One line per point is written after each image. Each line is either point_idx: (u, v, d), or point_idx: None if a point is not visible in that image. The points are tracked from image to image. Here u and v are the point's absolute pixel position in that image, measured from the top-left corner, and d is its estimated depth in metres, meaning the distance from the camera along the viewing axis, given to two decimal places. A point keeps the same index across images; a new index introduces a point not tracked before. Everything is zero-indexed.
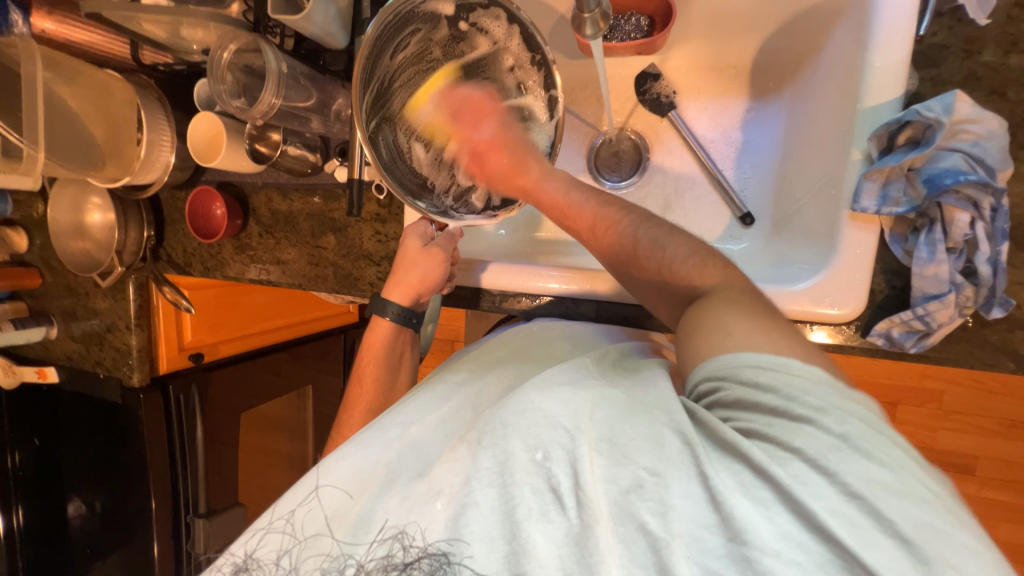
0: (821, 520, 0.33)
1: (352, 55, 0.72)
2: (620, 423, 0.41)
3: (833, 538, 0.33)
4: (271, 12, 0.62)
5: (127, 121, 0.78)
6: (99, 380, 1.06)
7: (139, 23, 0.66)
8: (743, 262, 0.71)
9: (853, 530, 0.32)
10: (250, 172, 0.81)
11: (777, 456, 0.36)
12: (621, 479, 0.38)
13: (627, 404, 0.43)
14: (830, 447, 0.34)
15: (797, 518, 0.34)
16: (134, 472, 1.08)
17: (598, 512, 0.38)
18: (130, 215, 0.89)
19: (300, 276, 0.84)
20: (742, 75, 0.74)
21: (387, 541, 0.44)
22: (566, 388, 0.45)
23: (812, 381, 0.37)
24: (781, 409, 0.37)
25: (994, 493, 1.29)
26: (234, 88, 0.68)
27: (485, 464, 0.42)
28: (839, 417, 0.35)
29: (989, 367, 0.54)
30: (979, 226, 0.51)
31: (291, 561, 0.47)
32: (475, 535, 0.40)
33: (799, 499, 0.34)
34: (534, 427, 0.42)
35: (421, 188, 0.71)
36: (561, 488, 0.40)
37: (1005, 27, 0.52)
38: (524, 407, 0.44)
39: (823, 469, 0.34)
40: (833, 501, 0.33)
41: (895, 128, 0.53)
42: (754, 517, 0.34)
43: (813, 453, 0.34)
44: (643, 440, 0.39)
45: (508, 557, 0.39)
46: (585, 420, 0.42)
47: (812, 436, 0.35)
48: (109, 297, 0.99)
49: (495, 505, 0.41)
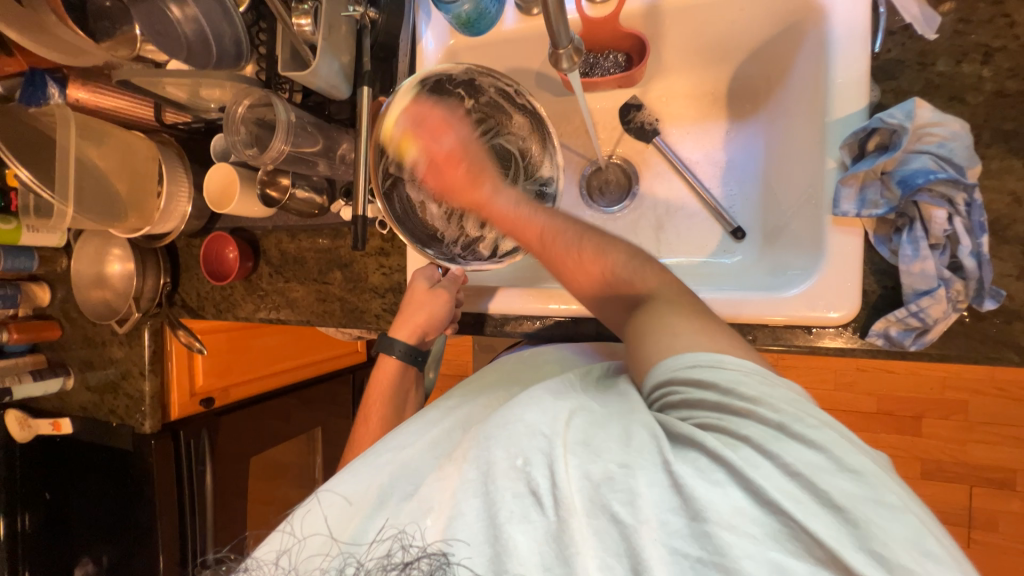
0: (772, 496, 0.34)
1: (354, 103, 0.78)
2: (594, 427, 0.42)
3: (783, 512, 0.33)
4: (281, 69, 0.69)
5: (149, 176, 0.84)
6: (111, 428, 1.07)
7: (163, 87, 0.73)
8: (738, 275, 0.73)
9: (798, 504, 0.33)
10: (262, 217, 0.86)
11: (729, 443, 0.37)
12: (593, 474, 0.38)
13: (602, 412, 0.44)
14: (771, 434, 0.36)
15: (749, 493, 0.35)
16: (142, 523, 1.07)
17: (573, 507, 0.37)
18: (149, 263, 0.93)
19: (308, 312, 0.87)
20: (719, 100, 0.79)
21: (387, 540, 0.43)
22: (546, 398, 0.46)
23: (743, 373, 0.40)
24: (724, 403, 0.39)
25: None
26: (248, 139, 0.74)
27: (469, 475, 0.42)
28: (774, 406, 0.38)
29: (993, 361, 0.54)
30: (958, 221, 0.52)
31: (290, 561, 0.47)
32: (466, 536, 0.40)
33: (750, 476, 0.35)
34: (515, 436, 0.42)
35: (431, 238, 0.75)
36: (540, 490, 0.39)
37: (954, 40, 0.56)
38: (506, 420, 0.44)
39: (765, 451, 0.36)
40: (779, 480, 0.35)
41: (863, 136, 0.56)
42: (712, 497, 0.35)
43: (757, 439, 0.36)
44: (615, 440, 0.40)
45: (493, 559, 0.38)
46: (563, 425, 0.42)
47: (754, 425, 0.37)
48: (124, 345, 1.02)
49: (479, 513, 0.40)
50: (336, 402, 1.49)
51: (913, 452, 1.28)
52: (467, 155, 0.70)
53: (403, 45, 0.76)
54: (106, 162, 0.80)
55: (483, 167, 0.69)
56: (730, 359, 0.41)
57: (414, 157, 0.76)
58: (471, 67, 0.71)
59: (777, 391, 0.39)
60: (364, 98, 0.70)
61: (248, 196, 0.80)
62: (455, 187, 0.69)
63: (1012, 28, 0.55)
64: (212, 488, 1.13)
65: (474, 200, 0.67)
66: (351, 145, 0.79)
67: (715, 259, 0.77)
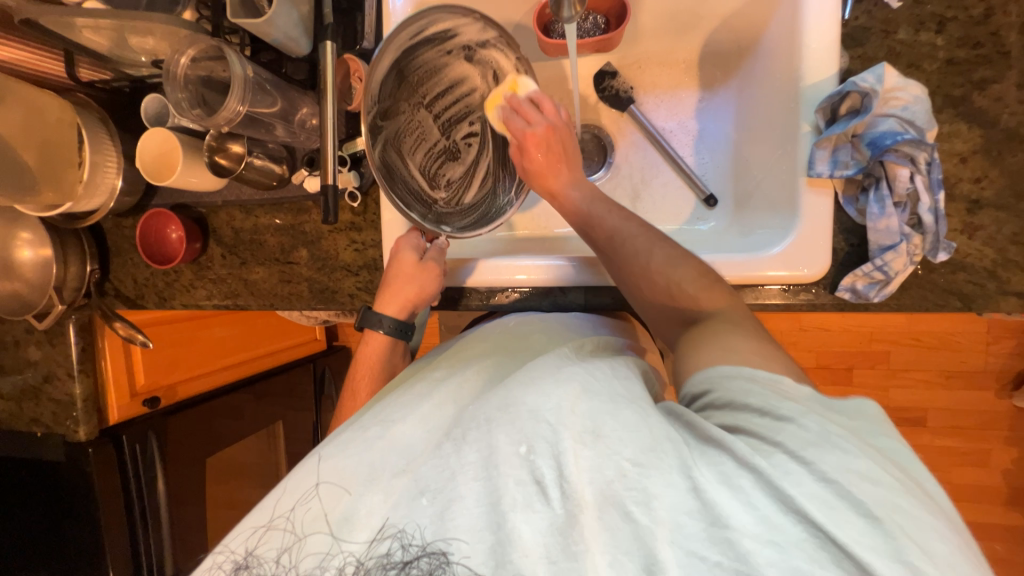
0: (800, 504, 0.35)
1: (314, 62, 0.71)
2: (608, 414, 0.41)
3: (811, 519, 0.35)
4: (230, 16, 0.61)
5: (65, 146, 0.72)
6: (34, 439, 0.93)
7: (80, 32, 0.62)
8: (711, 240, 0.75)
9: (829, 511, 0.34)
10: (209, 190, 0.76)
11: (761, 449, 0.38)
12: (605, 469, 0.39)
13: (612, 396, 0.43)
14: (809, 442, 0.37)
15: (778, 502, 0.36)
16: (82, 540, 0.95)
17: (583, 501, 0.39)
18: (71, 248, 0.81)
19: (271, 296, 0.80)
20: (692, 68, 0.80)
21: (387, 539, 0.42)
22: (550, 380, 0.45)
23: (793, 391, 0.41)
24: (768, 409, 0.40)
25: (945, 441, 1.40)
26: (193, 98, 0.65)
27: (469, 458, 0.42)
28: (802, 412, 0.39)
29: (941, 307, 0.60)
30: (920, 179, 0.57)
31: (291, 559, 0.43)
32: (465, 529, 0.39)
33: (780, 484, 0.36)
34: (518, 421, 0.42)
35: (414, 198, 0.71)
36: (545, 481, 0.40)
37: (913, 9, 0.60)
38: (508, 403, 0.44)
39: (801, 459, 0.36)
40: (811, 486, 0.35)
41: (837, 100, 0.59)
42: (735, 504, 0.36)
43: (792, 445, 0.37)
44: (626, 430, 0.40)
45: (494, 548, 0.39)
46: (569, 413, 0.41)
47: (792, 432, 0.38)
48: (45, 345, 0.89)
49: (480, 498, 0.40)
50: (296, 394, 1.41)
51: None
52: (565, 140, 0.68)
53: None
54: (7, 128, 0.69)
55: (570, 156, 0.69)
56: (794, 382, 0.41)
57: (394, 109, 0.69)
58: (483, 17, 0.64)
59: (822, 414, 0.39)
60: (329, 54, 0.63)
61: (193, 166, 0.71)
62: (536, 171, 0.68)
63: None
64: (167, 497, 1.03)
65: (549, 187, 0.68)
66: (311, 110, 0.72)
67: (691, 226, 0.79)
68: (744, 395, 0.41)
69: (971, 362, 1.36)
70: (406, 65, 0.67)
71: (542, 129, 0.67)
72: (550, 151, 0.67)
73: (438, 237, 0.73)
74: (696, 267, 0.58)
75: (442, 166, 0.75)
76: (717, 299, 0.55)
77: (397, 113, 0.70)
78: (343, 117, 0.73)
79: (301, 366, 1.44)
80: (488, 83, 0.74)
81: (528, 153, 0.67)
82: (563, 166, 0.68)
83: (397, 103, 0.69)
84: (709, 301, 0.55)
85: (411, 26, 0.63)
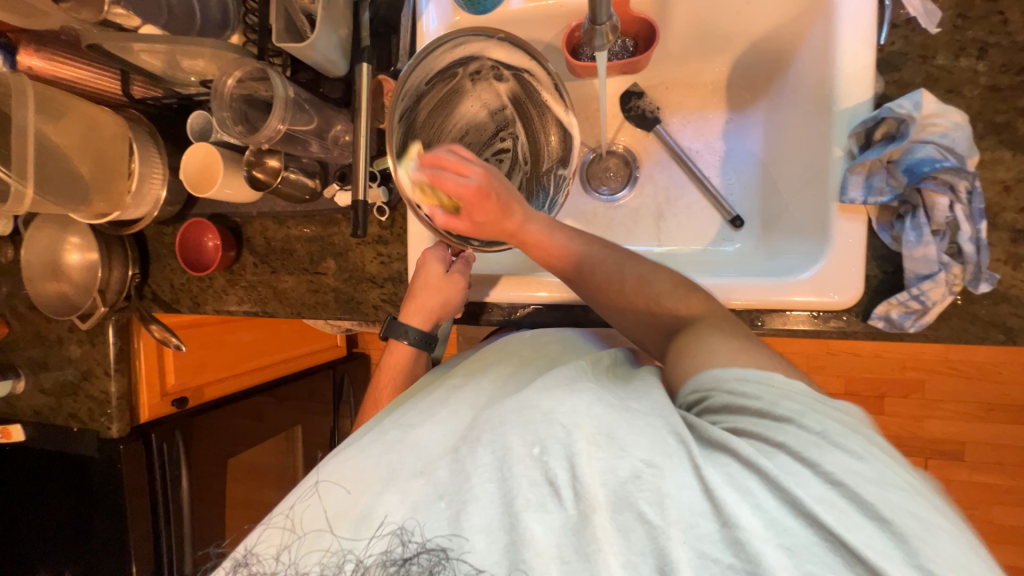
0: (810, 507, 0.35)
1: (350, 82, 0.74)
2: (617, 419, 0.41)
3: (820, 523, 0.34)
4: (275, 40, 0.64)
5: (117, 157, 0.76)
6: (71, 434, 0.97)
7: (137, 54, 0.67)
8: (738, 262, 0.74)
9: (837, 515, 0.35)
10: (245, 201, 0.79)
11: (766, 451, 0.38)
12: (619, 470, 0.38)
13: (621, 403, 0.44)
14: (812, 443, 0.38)
15: (784, 504, 0.36)
16: (109, 534, 0.98)
17: (596, 502, 0.38)
18: (115, 253, 0.85)
19: (298, 304, 0.82)
20: (720, 90, 0.80)
21: (386, 536, 0.42)
22: (565, 389, 0.45)
23: (787, 391, 0.41)
24: (765, 411, 0.41)
25: (985, 478, 1.32)
26: (236, 116, 0.68)
27: (483, 460, 0.42)
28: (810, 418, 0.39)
29: (981, 340, 0.58)
30: (959, 209, 0.55)
31: (291, 557, 0.44)
32: (476, 528, 0.39)
33: (790, 488, 0.36)
34: (531, 424, 0.42)
35: None
36: (558, 481, 0.39)
37: (953, 35, 0.59)
38: (524, 405, 0.44)
39: (806, 461, 0.37)
40: (818, 489, 0.36)
41: (871, 125, 0.58)
42: (742, 505, 0.36)
43: (797, 447, 0.38)
44: (641, 434, 0.40)
45: (508, 547, 0.38)
46: (582, 416, 0.41)
47: (794, 434, 0.38)
48: (85, 343, 0.93)
49: (494, 498, 0.40)
50: (316, 399, 1.43)
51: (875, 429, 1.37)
52: (496, 187, 0.61)
53: (403, 22, 0.73)
54: (65, 138, 0.72)
55: (513, 198, 0.62)
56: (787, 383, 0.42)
57: (426, 125, 0.71)
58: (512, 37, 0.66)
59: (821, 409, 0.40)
60: (364, 75, 0.66)
61: (232, 178, 0.74)
62: (488, 224, 0.62)
63: (1005, 25, 0.58)
64: (190, 496, 1.06)
65: (507, 231, 0.62)
66: (345, 127, 0.75)
67: (716, 247, 0.78)
68: (743, 399, 0.42)
69: (1013, 395, 1.29)
70: (439, 82, 0.69)
71: (464, 194, 0.59)
72: (496, 207, 0.61)
73: (464, 250, 0.74)
74: (670, 279, 0.59)
75: None
76: (691, 302, 0.56)
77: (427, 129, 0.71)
78: (375, 134, 0.75)
79: (321, 372, 1.47)
80: (512, 99, 0.74)
81: (482, 230, 0.63)
82: (515, 206, 0.62)
83: (427, 119, 0.71)
84: (682, 304, 0.57)
85: (440, 47, 0.64)
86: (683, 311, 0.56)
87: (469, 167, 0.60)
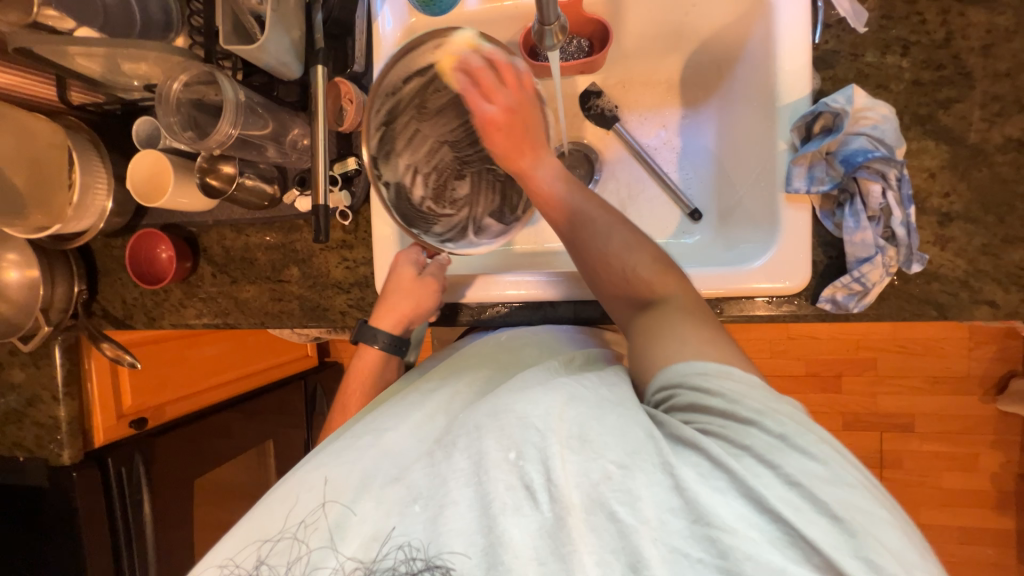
0: (772, 504, 0.36)
1: (306, 85, 0.73)
2: (591, 419, 0.42)
3: (781, 517, 0.36)
4: (223, 43, 0.63)
5: (56, 167, 0.73)
6: (16, 465, 0.91)
7: (72, 58, 0.63)
8: (697, 253, 0.77)
9: (796, 512, 0.36)
10: (199, 210, 0.77)
11: (733, 452, 0.39)
12: (591, 472, 0.39)
13: (597, 401, 0.44)
14: (773, 445, 0.38)
15: (748, 500, 0.37)
16: (64, 568, 0.92)
17: (570, 504, 0.39)
18: (58, 268, 0.80)
19: (261, 313, 0.80)
20: (674, 88, 0.82)
21: (371, 542, 0.42)
22: (538, 388, 0.46)
23: (750, 390, 0.41)
24: (730, 411, 0.41)
25: (934, 446, 1.42)
26: (185, 121, 0.66)
27: (460, 465, 0.43)
28: (777, 418, 0.40)
29: (918, 317, 0.62)
30: (891, 195, 0.59)
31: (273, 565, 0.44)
32: (455, 534, 0.40)
33: (750, 484, 0.37)
34: (508, 428, 0.43)
35: (417, 217, 0.71)
36: (534, 485, 0.40)
37: (879, 34, 0.64)
38: (498, 410, 0.45)
39: (768, 462, 0.38)
40: (780, 489, 0.37)
41: (811, 119, 0.62)
42: (712, 502, 0.37)
43: (760, 449, 0.38)
44: (611, 434, 0.41)
45: (486, 552, 0.39)
46: (556, 419, 0.42)
47: (758, 435, 0.39)
48: (29, 366, 0.87)
49: (472, 503, 0.41)
50: (287, 411, 1.39)
51: (836, 407, 1.45)
52: (526, 119, 0.65)
53: (358, 23, 0.72)
54: None
55: (534, 136, 0.65)
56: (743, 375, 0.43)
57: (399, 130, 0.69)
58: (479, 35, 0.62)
59: (785, 411, 0.41)
60: (319, 76, 0.65)
61: (183, 186, 0.71)
62: (501, 154, 0.66)
63: (923, 25, 0.62)
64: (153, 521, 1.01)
65: (516, 170, 0.64)
66: (303, 131, 0.73)
67: (677, 239, 0.80)
68: (707, 396, 0.42)
69: (955, 367, 1.39)
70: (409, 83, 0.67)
71: (493, 117, 0.66)
72: (509, 140, 0.65)
73: (438, 253, 0.73)
74: (651, 252, 0.56)
75: (454, 183, 0.75)
76: (665, 280, 0.54)
77: (402, 136, 0.69)
78: (333, 138, 0.74)
79: (291, 383, 1.43)
80: None
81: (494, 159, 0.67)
82: (529, 148, 0.64)
83: (402, 127, 0.69)
84: (655, 279, 0.54)
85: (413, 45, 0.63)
86: (655, 287, 0.54)
87: (499, 92, 0.65)
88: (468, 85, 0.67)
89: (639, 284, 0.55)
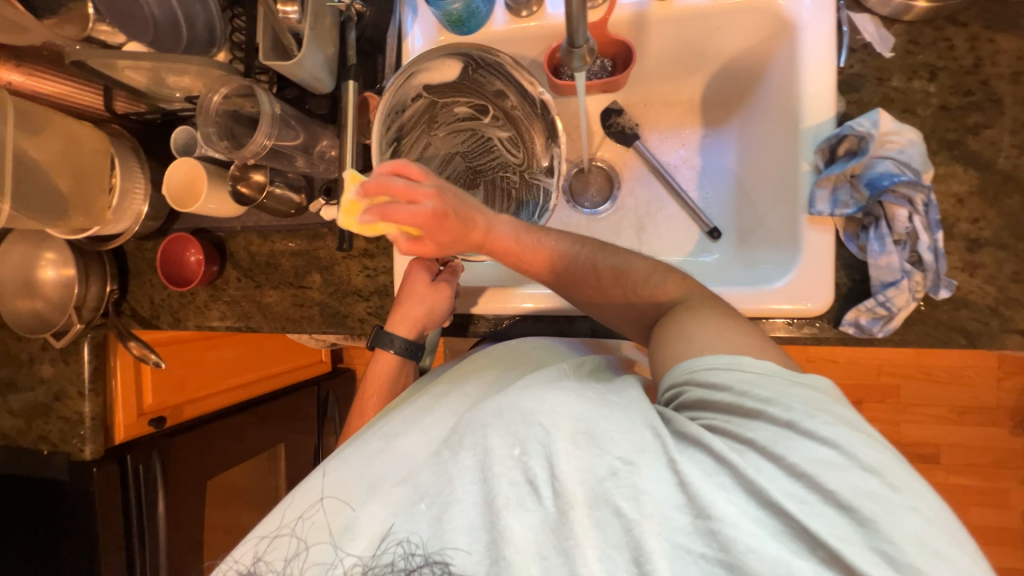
0: (775, 499, 0.36)
1: (337, 99, 0.76)
2: (596, 415, 0.42)
3: (784, 512, 0.35)
4: (262, 59, 0.65)
5: (98, 171, 0.76)
6: (40, 457, 0.93)
7: (121, 71, 0.67)
8: (715, 271, 0.77)
9: (801, 505, 0.35)
10: (229, 216, 0.79)
11: (737, 447, 0.39)
12: (596, 468, 0.39)
13: (598, 399, 0.44)
14: (778, 436, 0.39)
15: (752, 496, 0.37)
16: (78, 563, 0.94)
17: (574, 499, 0.38)
18: (93, 268, 0.83)
19: (282, 318, 0.81)
20: (694, 108, 0.83)
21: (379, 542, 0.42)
22: (542, 387, 0.46)
23: (757, 375, 0.42)
24: (737, 404, 0.42)
25: (960, 479, 1.36)
26: (220, 131, 0.68)
27: (465, 463, 0.42)
28: (787, 405, 0.40)
29: (946, 344, 0.61)
30: (917, 220, 0.59)
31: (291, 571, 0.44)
32: (458, 530, 0.40)
33: (753, 479, 0.37)
34: (512, 424, 0.42)
35: None
36: (537, 480, 0.40)
37: (906, 59, 0.64)
38: (503, 407, 0.44)
39: (772, 455, 0.38)
40: (783, 483, 0.37)
41: (835, 141, 0.62)
42: (715, 497, 0.36)
43: (763, 441, 0.38)
44: (617, 430, 0.40)
45: (489, 546, 0.39)
46: (560, 415, 0.42)
47: (763, 427, 0.39)
48: (59, 362, 0.90)
49: (477, 499, 0.41)
50: (300, 416, 1.41)
51: None
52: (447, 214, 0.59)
53: (389, 41, 0.75)
54: (43, 153, 0.71)
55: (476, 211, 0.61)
56: (754, 364, 0.43)
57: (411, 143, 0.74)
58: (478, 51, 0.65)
59: (792, 391, 0.41)
60: (350, 91, 0.67)
61: (216, 193, 0.74)
62: (443, 247, 0.62)
63: (951, 50, 0.62)
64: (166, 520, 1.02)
65: (474, 242, 0.62)
66: (331, 142, 0.75)
67: (695, 257, 0.80)
68: (716, 390, 0.43)
69: (983, 398, 1.34)
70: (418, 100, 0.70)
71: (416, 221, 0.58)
72: (453, 225, 0.60)
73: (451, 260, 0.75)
74: (647, 262, 0.60)
75: (463, 193, 0.80)
76: (669, 285, 0.57)
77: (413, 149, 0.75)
78: (361, 149, 0.76)
79: (305, 388, 1.44)
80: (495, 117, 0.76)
81: (434, 250, 0.62)
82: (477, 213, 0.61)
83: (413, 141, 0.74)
84: (658, 288, 0.57)
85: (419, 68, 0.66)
86: (661, 296, 0.57)
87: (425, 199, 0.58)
88: (381, 210, 0.58)
89: (645, 295, 0.58)
